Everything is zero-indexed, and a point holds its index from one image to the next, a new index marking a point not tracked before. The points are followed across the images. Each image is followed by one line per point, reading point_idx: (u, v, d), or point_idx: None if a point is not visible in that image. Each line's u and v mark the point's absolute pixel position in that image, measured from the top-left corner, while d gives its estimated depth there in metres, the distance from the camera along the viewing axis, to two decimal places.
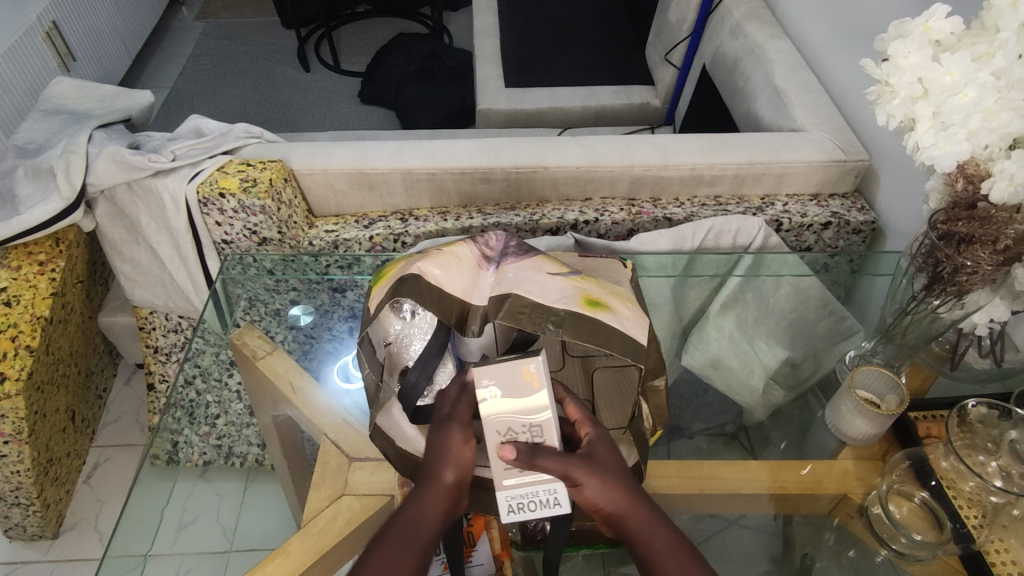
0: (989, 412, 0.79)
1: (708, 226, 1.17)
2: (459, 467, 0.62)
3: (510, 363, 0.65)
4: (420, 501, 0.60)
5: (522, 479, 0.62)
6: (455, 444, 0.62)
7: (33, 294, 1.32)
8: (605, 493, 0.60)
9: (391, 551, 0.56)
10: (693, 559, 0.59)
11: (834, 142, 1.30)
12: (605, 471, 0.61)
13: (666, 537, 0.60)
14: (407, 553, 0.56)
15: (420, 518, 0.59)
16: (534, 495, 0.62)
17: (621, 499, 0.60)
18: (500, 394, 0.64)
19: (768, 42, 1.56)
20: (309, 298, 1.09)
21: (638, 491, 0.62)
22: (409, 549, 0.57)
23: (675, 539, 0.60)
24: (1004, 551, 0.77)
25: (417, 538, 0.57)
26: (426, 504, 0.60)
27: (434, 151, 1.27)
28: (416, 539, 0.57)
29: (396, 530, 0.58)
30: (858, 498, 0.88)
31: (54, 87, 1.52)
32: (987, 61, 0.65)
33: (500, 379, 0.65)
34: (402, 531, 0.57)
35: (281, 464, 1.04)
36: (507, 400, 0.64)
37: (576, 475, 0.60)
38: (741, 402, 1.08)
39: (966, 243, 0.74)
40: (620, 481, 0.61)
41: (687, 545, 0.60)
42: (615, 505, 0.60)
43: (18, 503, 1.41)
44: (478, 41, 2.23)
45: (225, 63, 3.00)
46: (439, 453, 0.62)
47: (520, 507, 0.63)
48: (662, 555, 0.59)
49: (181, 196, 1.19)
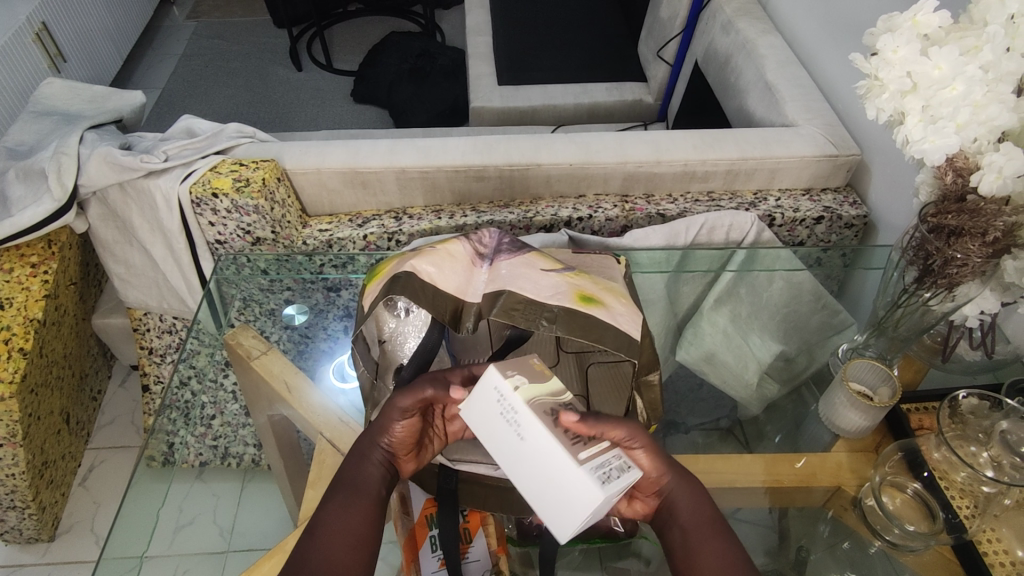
0: (980, 403, 0.81)
1: (702, 221, 1.17)
2: (401, 433, 0.67)
3: (520, 358, 0.65)
4: (364, 460, 0.66)
5: (591, 451, 0.58)
6: (398, 417, 0.66)
7: (25, 296, 1.31)
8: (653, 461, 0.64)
9: (343, 504, 0.62)
10: (728, 535, 0.63)
11: (826, 137, 1.30)
12: (656, 443, 0.65)
13: (703, 512, 0.64)
14: (359, 505, 0.63)
15: (364, 475, 0.65)
16: (610, 462, 0.58)
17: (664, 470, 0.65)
18: (527, 381, 0.61)
19: (760, 38, 1.56)
20: (303, 298, 1.09)
21: (681, 468, 0.66)
22: (359, 500, 0.63)
23: (711, 514, 0.64)
24: (996, 540, 0.77)
25: (365, 492, 0.64)
26: (369, 462, 0.66)
27: (428, 150, 1.27)
28: (364, 491, 0.64)
29: (344, 487, 0.64)
30: (852, 490, 0.89)
31: (44, 88, 1.51)
32: (975, 55, 0.66)
33: (521, 370, 0.62)
34: (349, 486, 0.64)
35: (278, 464, 1.03)
36: (537, 384, 0.61)
37: (634, 437, 0.63)
38: (736, 397, 1.08)
39: (956, 235, 0.74)
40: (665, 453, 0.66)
41: (721, 521, 0.64)
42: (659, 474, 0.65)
43: (13, 507, 1.41)
44: (471, 39, 2.23)
45: (217, 63, 2.99)
46: (381, 423, 0.67)
47: (607, 479, 0.56)
48: (694, 524, 0.63)
49: (174, 196, 1.19)
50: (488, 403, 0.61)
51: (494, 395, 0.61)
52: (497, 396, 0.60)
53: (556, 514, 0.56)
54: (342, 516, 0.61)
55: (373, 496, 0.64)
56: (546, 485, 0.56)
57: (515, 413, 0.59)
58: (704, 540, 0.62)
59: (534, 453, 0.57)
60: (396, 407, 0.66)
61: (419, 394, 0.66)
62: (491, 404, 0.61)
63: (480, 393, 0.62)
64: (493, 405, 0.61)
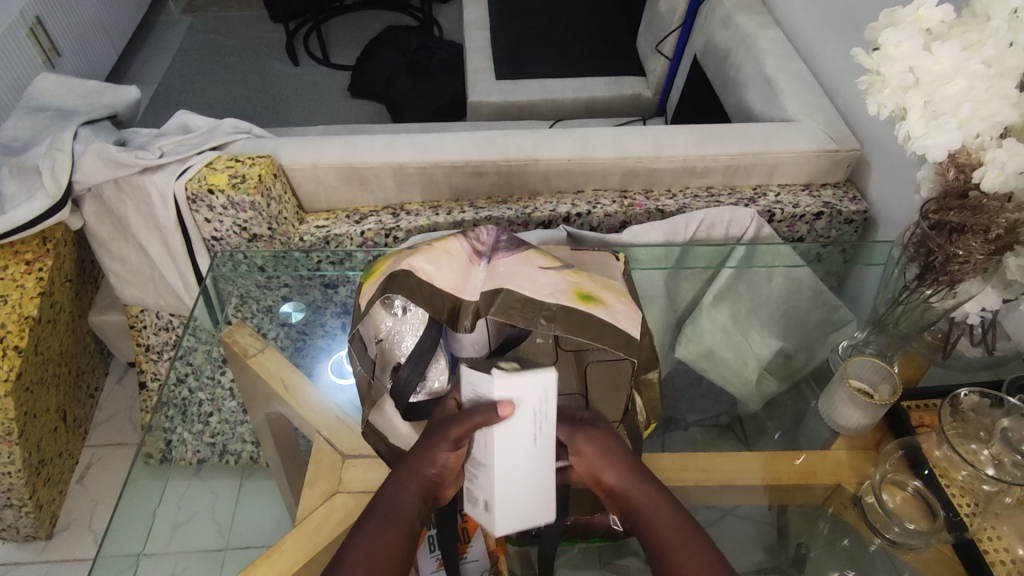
0: (980, 400, 0.80)
1: (701, 217, 1.16)
2: (445, 465, 0.61)
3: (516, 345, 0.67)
4: (400, 487, 0.62)
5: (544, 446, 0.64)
6: (444, 450, 0.60)
7: (19, 293, 1.31)
8: (608, 462, 0.63)
9: (370, 533, 0.59)
10: (701, 537, 0.59)
11: (825, 132, 1.30)
12: (608, 444, 0.64)
13: (671, 510, 0.61)
14: (387, 537, 0.59)
15: (400, 501, 0.61)
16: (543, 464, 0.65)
17: (620, 470, 0.63)
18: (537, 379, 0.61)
19: (760, 32, 1.55)
20: (301, 295, 1.08)
21: (639, 472, 0.63)
22: (389, 532, 0.59)
23: (678, 511, 0.61)
24: (997, 538, 0.77)
25: (397, 526, 0.60)
26: (405, 492, 0.62)
27: (425, 145, 1.26)
28: (396, 520, 0.60)
29: (379, 512, 0.61)
30: (852, 487, 0.89)
31: (38, 83, 1.49)
32: (977, 49, 0.64)
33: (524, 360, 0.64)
34: (381, 514, 0.60)
35: (275, 462, 1.03)
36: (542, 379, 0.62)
37: (581, 438, 0.64)
38: (736, 393, 1.08)
39: (957, 232, 0.73)
40: (620, 452, 0.64)
41: (696, 528, 0.60)
42: (617, 474, 0.63)
43: (10, 505, 1.40)
44: (469, 34, 2.21)
45: (214, 58, 2.97)
46: (429, 451, 0.61)
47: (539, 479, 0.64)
48: (662, 528, 0.60)
49: (170, 193, 1.18)
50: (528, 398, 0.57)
51: (538, 392, 0.57)
52: (539, 396, 0.57)
53: (503, 514, 0.60)
54: (372, 545, 0.58)
55: (404, 530, 0.60)
56: (514, 486, 0.59)
57: (546, 420, 0.58)
58: (678, 542, 0.58)
59: (530, 459, 0.59)
60: (446, 439, 0.59)
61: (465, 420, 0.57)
62: (531, 400, 0.57)
63: (530, 382, 0.56)
64: (530, 400, 0.57)
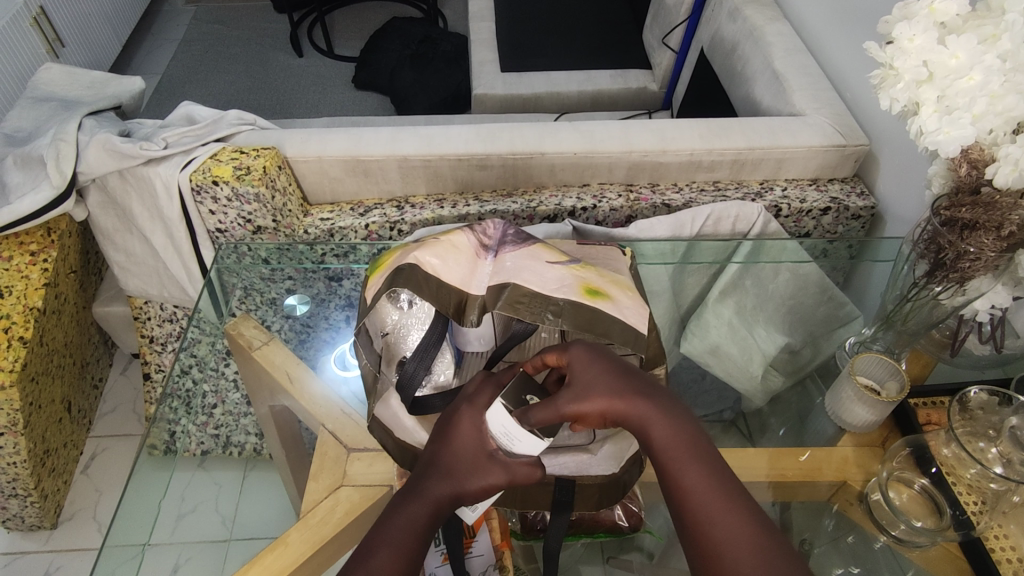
0: (990, 398, 0.79)
1: (708, 212, 1.16)
2: (474, 498, 0.61)
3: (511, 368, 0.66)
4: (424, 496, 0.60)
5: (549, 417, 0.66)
6: (484, 482, 0.60)
7: (25, 285, 1.30)
8: (599, 402, 0.59)
9: (390, 542, 0.57)
10: (701, 449, 0.59)
11: (834, 127, 1.28)
12: (595, 386, 0.60)
13: (677, 426, 0.60)
14: (408, 545, 0.57)
15: (425, 507, 0.59)
16: None
17: (615, 403, 0.60)
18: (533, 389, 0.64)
19: (768, 25, 1.53)
20: (305, 288, 1.07)
21: (633, 399, 0.60)
22: (407, 538, 0.57)
23: (685, 427, 0.60)
24: (1003, 537, 0.77)
25: (419, 538, 0.58)
26: (426, 502, 0.60)
27: (430, 138, 1.25)
28: (413, 529, 0.58)
29: (403, 516, 0.59)
30: (858, 485, 0.88)
31: (42, 73, 1.49)
32: (993, 43, 0.64)
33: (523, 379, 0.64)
34: (405, 517, 0.59)
35: (280, 455, 1.03)
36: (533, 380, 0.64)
37: (563, 399, 0.59)
38: (741, 389, 1.07)
39: (969, 229, 0.73)
40: (612, 382, 0.61)
41: (696, 442, 0.59)
42: (614, 405, 0.60)
43: (16, 495, 1.41)
44: (473, 26, 2.20)
45: (217, 49, 2.96)
46: (472, 479, 0.60)
47: None
48: (664, 448, 0.59)
49: (174, 184, 1.17)
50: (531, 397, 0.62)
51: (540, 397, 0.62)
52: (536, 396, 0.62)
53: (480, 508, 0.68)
54: (396, 545, 0.57)
55: (421, 539, 0.58)
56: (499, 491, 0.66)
57: None
58: (682, 463, 0.58)
59: None
60: (500, 479, 0.60)
61: (517, 468, 0.61)
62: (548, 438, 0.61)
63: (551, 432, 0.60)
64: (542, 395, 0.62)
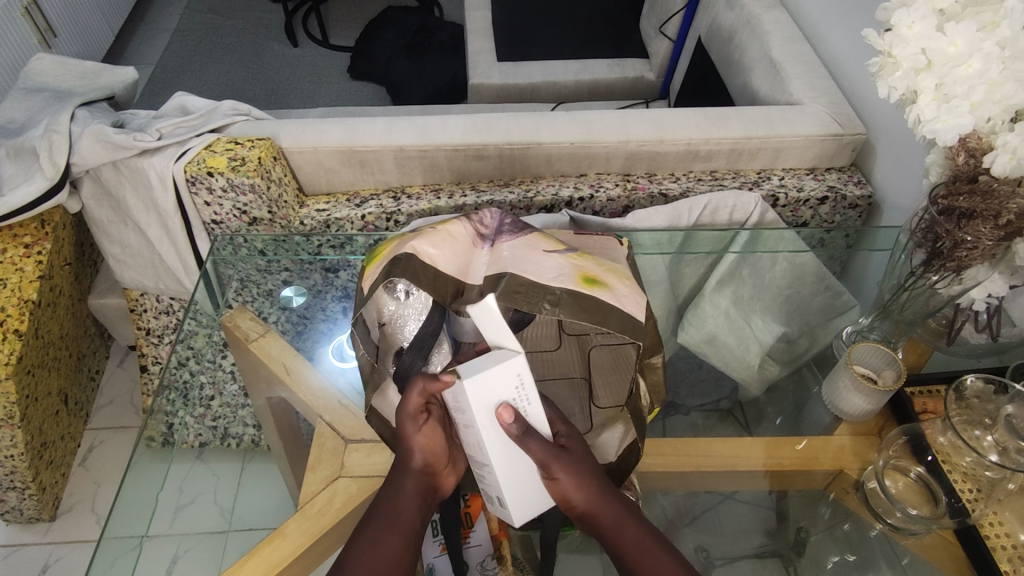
0: (985, 387, 0.80)
1: (705, 202, 1.15)
2: (426, 451, 0.64)
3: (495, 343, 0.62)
4: (398, 490, 0.62)
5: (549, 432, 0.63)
6: (413, 433, 0.63)
7: (19, 277, 1.29)
8: (580, 484, 0.62)
9: (369, 540, 0.59)
10: (662, 542, 0.63)
11: (830, 116, 1.28)
12: (581, 466, 0.63)
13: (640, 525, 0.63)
14: (394, 542, 0.59)
15: (401, 496, 0.62)
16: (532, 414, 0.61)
17: (593, 492, 0.62)
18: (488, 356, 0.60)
19: (766, 13, 1.53)
20: (301, 279, 1.07)
21: (603, 486, 0.63)
22: (394, 536, 0.59)
23: (644, 525, 0.64)
24: (999, 524, 0.78)
25: (405, 529, 0.60)
26: (404, 493, 0.62)
27: (426, 127, 1.24)
28: (400, 525, 0.60)
29: (379, 517, 0.60)
30: (854, 473, 0.89)
31: (34, 64, 1.47)
32: (992, 31, 0.63)
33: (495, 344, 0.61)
34: (382, 517, 0.60)
35: (277, 445, 1.01)
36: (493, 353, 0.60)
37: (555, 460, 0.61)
38: (737, 378, 1.08)
39: (967, 218, 0.73)
40: (589, 466, 0.64)
41: (658, 537, 0.63)
42: (590, 495, 0.62)
43: (14, 487, 1.41)
44: (470, 15, 2.19)
45: (211, 39, 2.93)
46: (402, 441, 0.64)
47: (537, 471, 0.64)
48: (629, 544, 0.62)
49: (168, 175, 1.16)
50: (529, 412, 0.61)
51: (512, 381, 0.59)
52: (515, 382, 0.60)
53: (525, 498, 0.64)
54: (377, 545, 0.58)
55: (409, 531, 0.60)
56: (518, 477, 0.63)
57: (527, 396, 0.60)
58: (650, 559, 0.61)
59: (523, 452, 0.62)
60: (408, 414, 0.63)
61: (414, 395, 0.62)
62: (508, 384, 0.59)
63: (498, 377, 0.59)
64: (509, 391, 0.59)
